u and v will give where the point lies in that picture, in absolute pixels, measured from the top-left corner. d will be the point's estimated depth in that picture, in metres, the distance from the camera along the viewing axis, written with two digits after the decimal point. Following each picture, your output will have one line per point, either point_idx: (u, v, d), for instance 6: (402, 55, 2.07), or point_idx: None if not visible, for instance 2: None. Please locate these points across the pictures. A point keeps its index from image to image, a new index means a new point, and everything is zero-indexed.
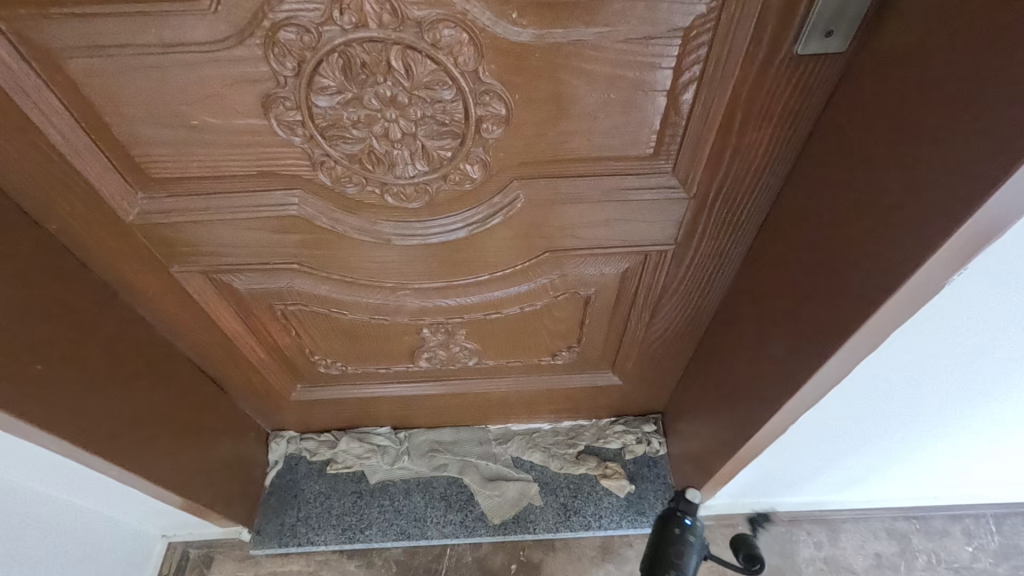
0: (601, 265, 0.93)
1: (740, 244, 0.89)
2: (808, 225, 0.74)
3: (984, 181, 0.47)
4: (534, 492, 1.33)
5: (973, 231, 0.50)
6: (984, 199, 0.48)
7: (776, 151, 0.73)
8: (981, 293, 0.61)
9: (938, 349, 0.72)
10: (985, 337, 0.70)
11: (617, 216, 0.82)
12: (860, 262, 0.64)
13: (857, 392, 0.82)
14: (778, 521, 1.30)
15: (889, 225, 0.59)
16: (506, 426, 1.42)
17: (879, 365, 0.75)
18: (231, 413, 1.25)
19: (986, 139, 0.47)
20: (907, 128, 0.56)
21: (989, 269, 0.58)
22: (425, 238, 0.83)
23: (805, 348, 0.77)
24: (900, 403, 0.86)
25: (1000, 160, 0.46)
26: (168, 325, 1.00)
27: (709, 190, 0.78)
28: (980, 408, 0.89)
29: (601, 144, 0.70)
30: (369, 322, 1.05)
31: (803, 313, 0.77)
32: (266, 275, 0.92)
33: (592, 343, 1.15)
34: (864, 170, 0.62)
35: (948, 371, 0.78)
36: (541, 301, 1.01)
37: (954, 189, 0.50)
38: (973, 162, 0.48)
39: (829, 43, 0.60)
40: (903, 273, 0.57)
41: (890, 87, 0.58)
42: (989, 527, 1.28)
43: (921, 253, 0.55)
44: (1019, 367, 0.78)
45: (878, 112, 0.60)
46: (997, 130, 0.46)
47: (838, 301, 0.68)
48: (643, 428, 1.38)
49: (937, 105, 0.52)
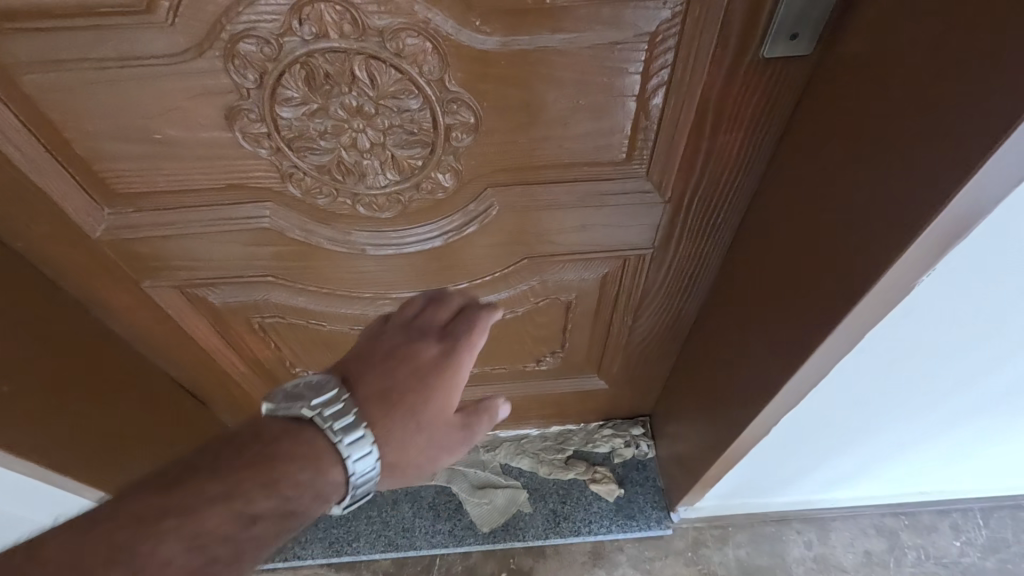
0: (581, 271, 0.92)
1: (718, 246, 0.89)
2: (783, 225, 0.74)
3: (953, 174, 0.47)
4: (523, 499, 1.32)
5: (949, 220, 0.49)
6: (953, 194, 0.47)
7: (749, 153, 0.73)
8: (954, 288, 0.62)
9: (915, 346, 0.72)
10: (959, 334, 0.70)
11: (593, 221, 0.81)
12: (834, 261, 0.64)
13: (838, 390, 0.82)
14: (767, 521, 1.29)
15: (862, 224, 0.58)
16: (494, 433, 1.41)
17: (858, 363, 0.75)
18: (214, 428, 1.23)
19: (954, 133, 0.47)
20: (876, 127, 0.55)
21: (959, 265, 0.58)
22: (401, 247, 0.82)
23: (787, 347, 0.76)
24: (882, 401, 0.86)
25: (968, 153, 0.46)
26: (144, 340, 0.98)
27: (683, 193, 0.78)
28: (959, 403, 0.90)
29: (574, 150, 0.70)
30: (350, 333, 1.04)
31: (784, 313, 0.76)
32: (242, 288, 0.90)
33: (576, 347, 1.14)
34: (835, 168, 0.62)
35: (927, 367, 0.78)
36: (522, 307, 1.01)
37: (924, 186, 0.50)
38: (942, 157, 0.48)
39: (795, 46, 0.60)
40: (880, 268, 0.57)
41: (856, 85, 0.58)
42: (977, 521, 1.29)
43: (896, 247, 0.54)
44: (994, 363, 0.79)
45: (847, 110, 0.59)
46: (964, 123, 0.46)
47: (816, 301, 0.68)
48: (632, 431, 1.37)
49: (903, 103, 0.52)
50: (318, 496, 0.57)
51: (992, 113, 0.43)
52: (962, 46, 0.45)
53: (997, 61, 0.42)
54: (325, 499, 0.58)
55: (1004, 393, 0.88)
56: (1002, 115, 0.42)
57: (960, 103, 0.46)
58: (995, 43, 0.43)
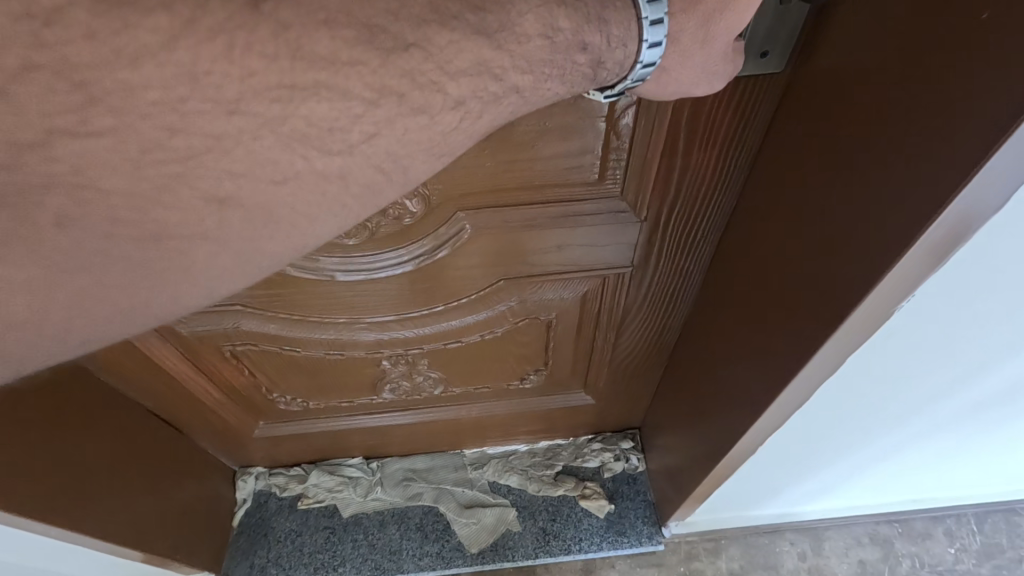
0: (559, 291, 0.90)
1: (700, 261, 0.87)
2: (763, 243, 0.71)
3: (933, 195, 0.44)
4: (512, 518, 1.30)
5: (932, 243, 0.46)
6: (934, 216, 0.44)
7: (726, 169, 0.71)
8: (939, 297, 0.59)
9: (903, 359, 0.70)
10: (951, 344, 0.67)
11: (568, 240, 0.79)
12: (810, 283, 0.61)
13: (822, 404, 0.80)
14: (759, 532, 1.27)
15: (841, 243, 0.55)
16: (482, 450, 1.37)
17: (841, 375, 0.72)
18: (193, 454, 1.19)
19: (932, 152, 0.44)
20: (854, 144, 0.53)
21: (944, 283, 0.56)
22: (371, 273, 0.79)
23: (770, 367, 0.73)
24: (874, 414, 0.84)
25: (946, 173, 0.42)
26: (111, 373, 0.95)
27: (661, 211, 0.76)
28: (952, 413, 0.87)
29: (551, 169, 0.67)
30: (326, 357, 1.01)
31: (767, 332, 0.73)
32: (210, 318, 0.87)
33: (560, 364, 1.12)
34: (813, 187, 0.60)
35: (920, 378, 0.75)
36: (501, 327, 0.98)
37: (903, 205, 0.47)
38: (918, 183, 0.45)
39: (765, 63, 0.58)
40: (860, 293, 0.53)
41: (832, 103, 0.55)
42: (971, 527, 1.28)
43: (875, 271, 0.51)
44: (987, 372, 0.76)
45: (823, 128, 0.57)
46: (943, 142, 0.43)
47: (797, 323, 0.65)
48: (622, 444, 1.34)
49: (881, 120, 0.49)
50: (613, 69, 0.43)
51: (973, 130, 0.40)
52: (938, 65, 0.43)
53: (974, 83, 0.40)
54: (608, 78, 0.44)
55: (998, 401, 0.86)
56: (981, 134, 0.40)
57: (935, 127, 0.43)
58: (972, 64, 0.40)
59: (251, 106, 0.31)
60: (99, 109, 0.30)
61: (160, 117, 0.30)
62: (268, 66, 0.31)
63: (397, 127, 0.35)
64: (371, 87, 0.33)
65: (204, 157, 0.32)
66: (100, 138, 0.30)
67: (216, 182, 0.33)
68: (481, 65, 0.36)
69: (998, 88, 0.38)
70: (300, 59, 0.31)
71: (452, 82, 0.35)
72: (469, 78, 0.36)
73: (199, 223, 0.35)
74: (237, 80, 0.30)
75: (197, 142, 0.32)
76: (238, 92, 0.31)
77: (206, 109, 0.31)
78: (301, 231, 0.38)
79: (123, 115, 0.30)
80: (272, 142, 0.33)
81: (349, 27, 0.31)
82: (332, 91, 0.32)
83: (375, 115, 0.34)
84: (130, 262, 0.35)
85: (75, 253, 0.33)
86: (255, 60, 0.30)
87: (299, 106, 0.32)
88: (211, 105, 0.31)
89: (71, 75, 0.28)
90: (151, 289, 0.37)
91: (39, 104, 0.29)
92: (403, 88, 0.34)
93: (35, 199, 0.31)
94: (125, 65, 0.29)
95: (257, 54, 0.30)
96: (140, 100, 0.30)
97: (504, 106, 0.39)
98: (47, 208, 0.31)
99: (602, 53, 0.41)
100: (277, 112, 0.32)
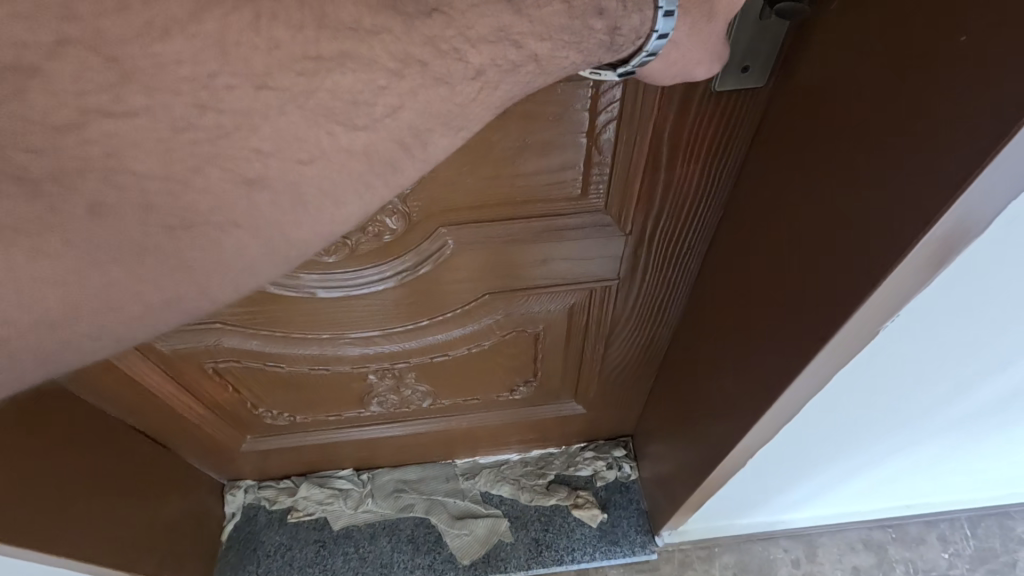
0: (545, 303, 0.89)
1: (686, 272, 0.86)
2: (750, 258, 0.70)
3: (912, 218, 0.43)
4: (505, 528, 1.28)
5: (911, 267, 0.45)
6: (913, 241, 0.43)
7: (709, 182, 0.70)
8: (939, 327, 0.55)
9: (900, 382, 0.68)
10: (950, 365, 0.65)
11: (552, 252, 0.78)
12: (796, 299, 0.60)
13: (813, 423, 0.78)
14: (753, 539, 1.27)
15: (824, 260, 0.55)
16: (473, 459, 1.36)
17: (835, 398, 0.70)
18: (180, 469, 1.17)
19: (911, 174, 0.43)
20: (835, 160, 0.52)
21: (948, 314, 0.53)
22: (350, 291, 0.79)
23: (756, 382, 0.73)
24: (868, 428, 0.83)
25: (926, 197, 0.41)
26: (92, 389, 0.93)
27: (645, 224, 0.75)
28: (946, 425, 0.86)
29: (535, 184, 0.67)
30: (311, 373, 1.00)
31: (753, 346, 0.73)
32: (191, 335, 0.86)
33: (549, 375, 1.11)
34: (797, 203, 0.59)
35: (915, 397, 0.73)
36: (488, 340, 0.98)
37: (882, 227, 0.46)
38: (899, 203, 0.44)
39: (746, 78, 0.57)
40: (840, 313, 0.52)
41: (814, 118, 0.54)
42: (964, 532, 1.28)
43: (856, 293, 0.50)
44: (985, 387, 0.74)
45: (806, 143, 0.56)
46: (921, 164, 0.42)
47: (783, 338, 0.64)
48: (614, 453, 1.34)
49: (862, 137, 0.48)
50: (629, 38, 0.39)
51: (952, 154, 0.39)
52: (917, 81, 0.42)
53: (952, 101, 0.39)
54: (625, 50, 0.40)
55: (993, 413, 0.85)
56: (959, 159, 0.38)
57: (914, 146, 0.42)
58: (950, 81, 0.39)
59: (278, 79, 0.31)
60: (132, 87, 0.29)
61: (191, 92, 0.30)
62: (295, 36, 0.30)
63: (421, 98, 0.34)
64: (395, 56, 0.32)
65: (235, 134, 0.32)
66: (134, 116, 0.30)
67: (247, 161, 0.32)
68: (501, 31, 0.34)
69: (979, 105, 0.37)
70: (325, 27, 0.30)
71: (472, 49, 0.34)
72: (490, 45, 0.34)
73: (226, 204, 0.33)
74: (264, 52, 0.30)
75: (225, 119, 0.31)
76: (263, 63, 0.30)
77: (234, 83, 0.30)
78: (331, 212, 0.36)
79: (155, 92, 0.30)
80: (300, 116, 0.32)
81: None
82: (357, 60, 0.32)
83: (399, 86, 0.33)
84: (159, 248, 0.34)
85: (109, 240, 0.33)
86: (280, 31, 0.30)
87: (325, 78, 0.31)
88: (239, 79, 0.30)
89: (104, 53, 0.28)
90: (180, 280, 0.36)
91: (72, 84, 0.29)
92: (426, 57, 0.33)
93: (67, 167, 0.30)
94: (157, 39, 0.29)
95: (282, 24, 0.30)
96: (170, 67, 0.29)
97: (525, 78, 0.37)
98: (83, 192, 0.31)
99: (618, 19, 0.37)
100: (303, 87, 0.31)
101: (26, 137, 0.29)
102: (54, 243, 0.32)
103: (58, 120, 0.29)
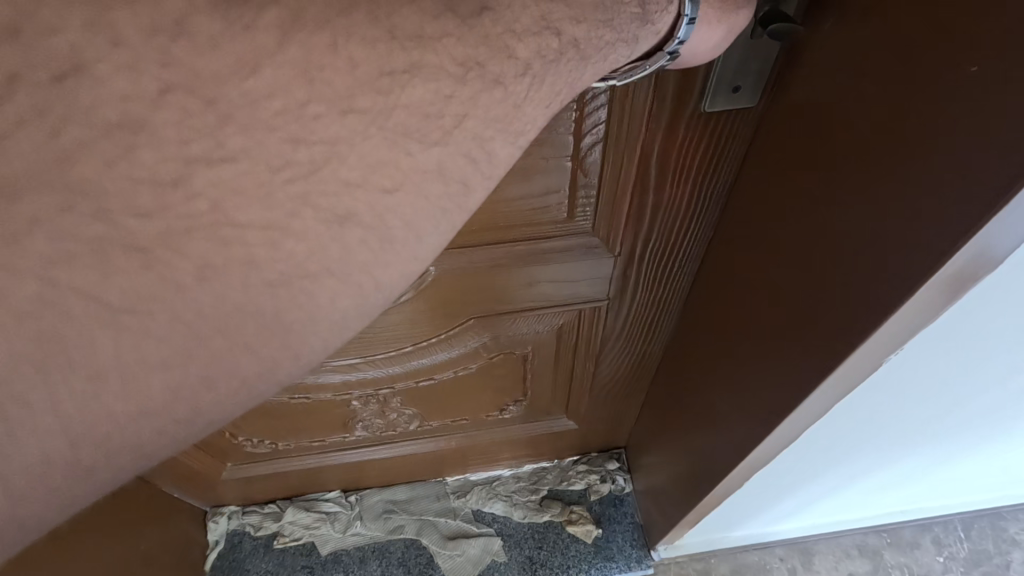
0: (532, 324, 0.88)
1: (677, 291, 0.85)
2: (744, 277, 0.69)
3: (925, 254, 0.42)
4: (498, 548, 1.25)
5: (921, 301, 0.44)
6: (927, 276, 0.42)
7: (700, 202, 0.69)
8: (935, 343, 0.56)
9: (898, 395, 0.67)
10: (945, 378, 0.65)
11: (540, 274, 0.76)
12: (794, 321, 0.59)
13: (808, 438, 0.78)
14: (749, 550, 1.26)
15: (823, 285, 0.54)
16: (464, 477, 1.32)
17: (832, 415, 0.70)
18: (158, 498, 1.12)
19: (920, 206, 0.42)
20: (832, 184, 0.51)
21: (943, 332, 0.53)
22: None
23: (755, 407, 0.72)
24: (864, 441, 0.83)
25: (941, 232, 0.40)
26: None
27: (635, 245, 0.74)
28: (940, 434, 0.86)
29: (521, 210, 0.65)
30: (292, 401, 0.98)
31: (748, 368, 0.72)
32: None
33: (539, 394, 1.10)
34: (793, 225, 0.58)
35: (911, 409, 0.73)
36: (474, 363, 0.96)
37: (891, 258, 0.45)
38: (913, 231, 0.43)
39: (738, 97, 0.56)
40: (845, 344, 0.52)
41: (808, 138, 0.53)
42: (958, 534, 1.29)
43: (864, 324, 0.49)
44: (977, 397, 0.75)
45: (801, 163, 0.55)
46: (932, 197, 0.41)
47: (780, 363, 0.63)
48: (607, 466, 1.32)
49: (860, 163, 0.47)
50: (662, 8, 0.37)
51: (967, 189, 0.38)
52: (924, 105, 0.41)
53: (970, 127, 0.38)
54: (659, 28, 0.38)
55: (986, 421, 0.85)
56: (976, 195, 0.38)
57: (927, 171, 0.41)
58: (966, 106, 0.38)
59: (364, 101, 0.27)
60: (229, 129, 0.26)
61: (284, 127, 0.26)
62: (370, 54, 0.26)
63: (482, 104, 0.30)
64: (458, 59, 0.28)
65: (324, 168, 0.28)
66: (230, 161, 0.26)
67: (336, 198, 0.28)
68: (542, 22, 0.30)
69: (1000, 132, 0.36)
70: (394, 39, 0.27)
71: (520, 43, 0.30)
72: (534, 39, 0.30)
73: (321, 251, 0.29)
74: (346, 73, 0.26)
75: (317, 153, 0.27)
76: (351, 85, 0.27)
77: (321, 111, 0.27)
78: (416, 249, 0.32)
79: (252, 131, 0.26)
80: (382, 139, 0.28)
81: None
82: (425, 71, 0.28)
83: (463, 93, 0.29)
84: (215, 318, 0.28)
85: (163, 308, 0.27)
86: (356, 47, 0.26)
87: (400, 96, 0.28)
88: (329, 107, 0.27)
89: (193, 91, 0.25)
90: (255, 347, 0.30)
91: (174, 133, 0.25)
92: (481, 57, 0.29)
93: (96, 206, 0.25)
94: (244, 73, 0.25)
95: (356, 41, 0.26)
96: (230, 89, 0.25)
97: (567, 68, 0.33)
98: (190, 255, 0.27)
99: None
100: (382, 107, 0.28)
101: (116, 198, 0.25)
102: (157, 324, 0.27)
103: (158, 173, 0.25)
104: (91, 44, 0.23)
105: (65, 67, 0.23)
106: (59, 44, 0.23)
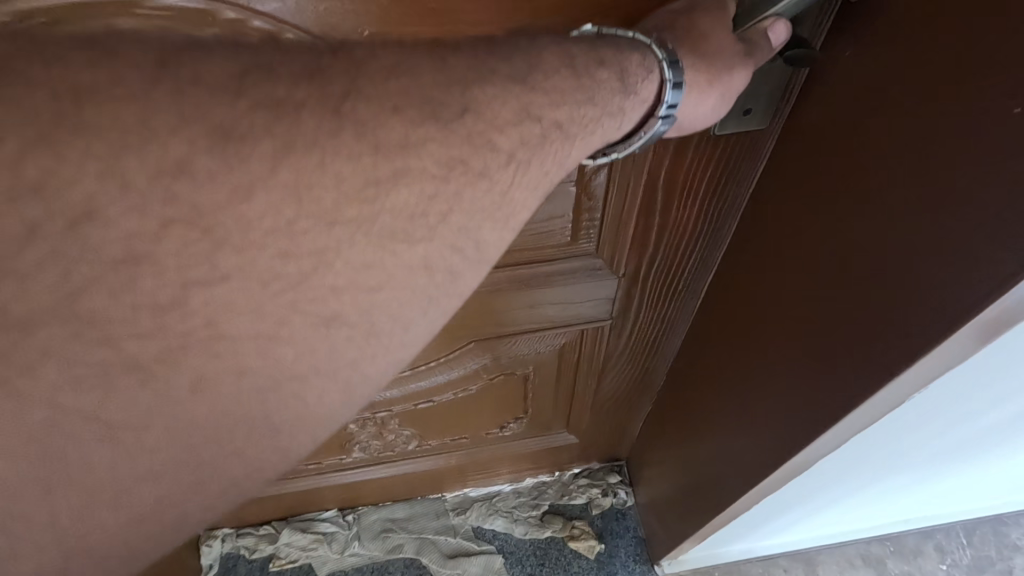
0: (527, 349, 0.82)
1: (682, 312, 0.79)
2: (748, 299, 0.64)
3: (943, 319, 0.36)
4: (499, 565, 1.23)
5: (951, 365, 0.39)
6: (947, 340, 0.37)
7: (705, 225, 0.62)
8: None
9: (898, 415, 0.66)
10: (944, 397, 0.65)
11: (536, 302, 0.70)
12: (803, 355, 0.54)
13: None
14: (751, 561, 1.25)
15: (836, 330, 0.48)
16: (463, 493, 1.30)
17: None
18: None
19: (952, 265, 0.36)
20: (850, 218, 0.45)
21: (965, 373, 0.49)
22: None
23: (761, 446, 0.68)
24: (864, 457, 0.82)
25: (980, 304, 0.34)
26: None
27: (637, 270, 0.67)
28: (938, 448, 0.86)
29: (524, 232, 0.60)
30: None
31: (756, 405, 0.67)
32: None
33: (539, 413, 1.07)
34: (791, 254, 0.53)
35: (909, 425, 0.72)
36: (474, 384, 0.92)
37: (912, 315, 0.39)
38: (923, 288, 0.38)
39: (748, 119, 0.50)
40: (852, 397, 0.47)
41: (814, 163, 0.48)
42: (960, 540, 1.29)
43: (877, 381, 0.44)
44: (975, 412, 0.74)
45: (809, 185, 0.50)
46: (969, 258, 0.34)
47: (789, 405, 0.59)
48: (608, 479, 1.30)
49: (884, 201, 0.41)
50: (637, 63, 0.34)
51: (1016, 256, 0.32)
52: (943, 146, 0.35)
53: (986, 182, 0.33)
54: (645, 96, 0.35)
55: (984, 434, 0.85)
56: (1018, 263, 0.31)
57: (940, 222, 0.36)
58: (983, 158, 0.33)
59: (350, 213, 0.26)
60: (223, 252, 0.25)
61: (273, 244, 0.25)
62: (353, 165, 0.26)
63: (478, 199, 0.29)
64: (440, 160, 0.27)
65: (311, 278, 0.26)
66: (221, 282, 0.25)
67: (323, 303, 0.27)
68: (529, 111, 0.29)
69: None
70: (381, 149, 0.26)
71: (501, 135, 0.29)
72: (519, 130, 0.29)
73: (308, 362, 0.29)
74: (332, 188, 0.26)
75: (306, 264, 0.26)
76: (341, 201, 0.26)
77: (309, 226, 0.26)
78: (403, 337, 0.30)
79: (243, 252, 0.25)
80: (370, 246, 0.27)
81: (415, 105, 0.26)
82: (410, 175, 0.27)
83: (446, 192, 0.28)
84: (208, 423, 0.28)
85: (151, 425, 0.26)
86: (344, 159, 0.25)
87: (383, 204, 0.27)
88: (317, 228, 0.26)
89: (182, 222, 0.24)
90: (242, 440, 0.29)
91: (174, 261, 0.24)
92: (463, 155, 0.28)
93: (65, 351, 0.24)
94: (239, 199, 0.24)
95: (343, 155, 0.25)
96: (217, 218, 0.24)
97: (554, 149, 0.31)
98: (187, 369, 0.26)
99: (619, 59, 0.33)
100: (366, 215, 0.27)
101: (119, 323, 0.24)
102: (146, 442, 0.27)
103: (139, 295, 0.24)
104: (70, 161, 0.22)
105: (43, 186, 0.22)
106: (32, 167, 0.21)
